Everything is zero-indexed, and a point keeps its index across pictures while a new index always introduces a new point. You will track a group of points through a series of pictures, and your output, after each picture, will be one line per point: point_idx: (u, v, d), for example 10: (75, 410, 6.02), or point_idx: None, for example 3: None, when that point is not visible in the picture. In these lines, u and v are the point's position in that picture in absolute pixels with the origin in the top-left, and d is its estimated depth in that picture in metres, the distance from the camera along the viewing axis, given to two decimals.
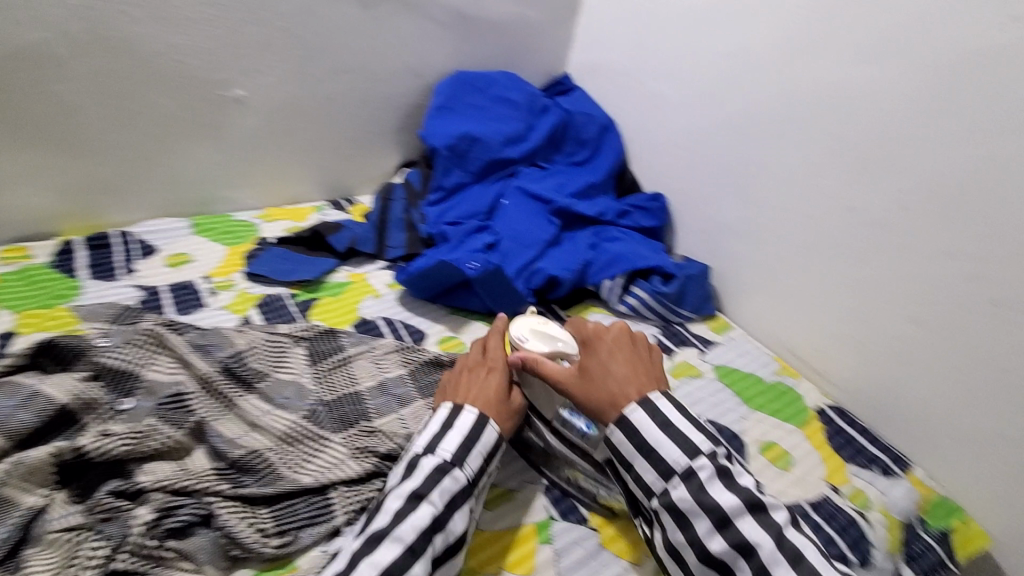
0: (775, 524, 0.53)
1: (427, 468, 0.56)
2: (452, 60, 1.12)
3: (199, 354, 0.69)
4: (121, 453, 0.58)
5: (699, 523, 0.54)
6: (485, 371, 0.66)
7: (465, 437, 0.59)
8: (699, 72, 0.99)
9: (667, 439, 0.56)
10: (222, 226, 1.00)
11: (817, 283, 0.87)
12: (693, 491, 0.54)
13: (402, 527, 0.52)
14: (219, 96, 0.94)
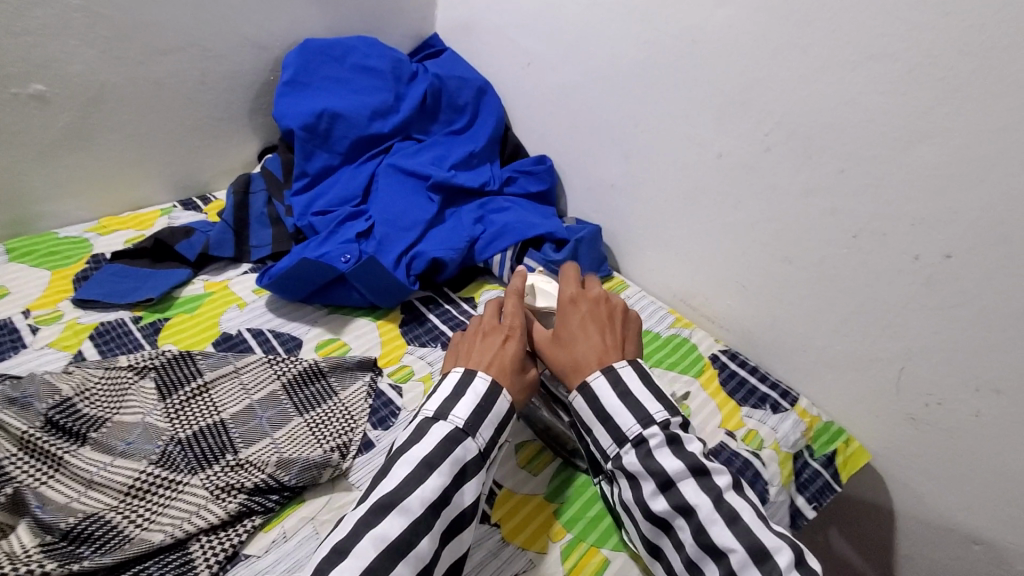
0: (715, 487, 0.53)
1: (439, 436, 0.53)
2: (300, 28, 1.00)
3: (12, 408, 0.58)
4: None
5: (646, 484, 0.55)
6: (494, 337, 0.61)
7: (478, 403, 0.55)
8: (566, 23, 0.94)
9: (625, 407, 0.56)
10: (45, 246, 0.85)
11: (700, 232, 0.88)
12: (642, 457, 0.55)
13: (407, 499, 0.49)
14: (14, 93, 0.78)
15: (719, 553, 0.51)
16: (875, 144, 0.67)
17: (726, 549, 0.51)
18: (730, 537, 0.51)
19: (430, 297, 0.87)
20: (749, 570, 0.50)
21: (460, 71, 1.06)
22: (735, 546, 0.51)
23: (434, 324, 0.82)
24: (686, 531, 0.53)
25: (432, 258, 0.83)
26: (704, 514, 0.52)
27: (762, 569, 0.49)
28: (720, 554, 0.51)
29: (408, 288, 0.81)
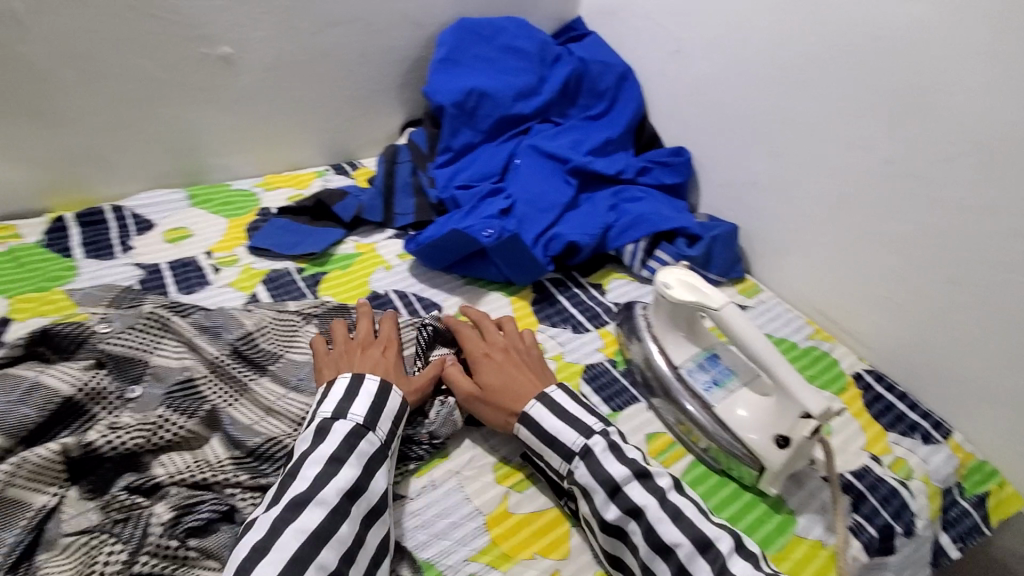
0: (659, 488, 0.53)
1: (342, 433, 0.53)
2: (454, 6, 1.03)
3: (205, 335, 0.65)
4: (135, 447, 0.55)
5: (596, 493, 0.54)
6: (374, 349, 0.63)
7: (373, 402, 0.56)
8: (727, 12, 0.91)
9: (563, 422, 0.57)
10: (221, 196, 0.94)
11: (852, 242, 0.82)
12: (591, 466, 0.55)
13: (325, 491, 0.49)
14: (205, 54, 0.86)
15: (667, 550, 0.50)
16: None
17: (672, 545, 0.50)
18: (677, 532, 0.51)
19: (561, 280, 0.88)
20: (696, 563, 0.49)
21: (603, 56, 1.05)
22: (681, 541, 0.50)
23: (564, 307, 0.83)
24: (638, 534, 0.52)
25: (570, 241, 0.84)
26: (655, 515, 0.52)
27: (707, 560, 0.49)
28: (668, 551, 0.50)
29: (543, 267, 0.83)
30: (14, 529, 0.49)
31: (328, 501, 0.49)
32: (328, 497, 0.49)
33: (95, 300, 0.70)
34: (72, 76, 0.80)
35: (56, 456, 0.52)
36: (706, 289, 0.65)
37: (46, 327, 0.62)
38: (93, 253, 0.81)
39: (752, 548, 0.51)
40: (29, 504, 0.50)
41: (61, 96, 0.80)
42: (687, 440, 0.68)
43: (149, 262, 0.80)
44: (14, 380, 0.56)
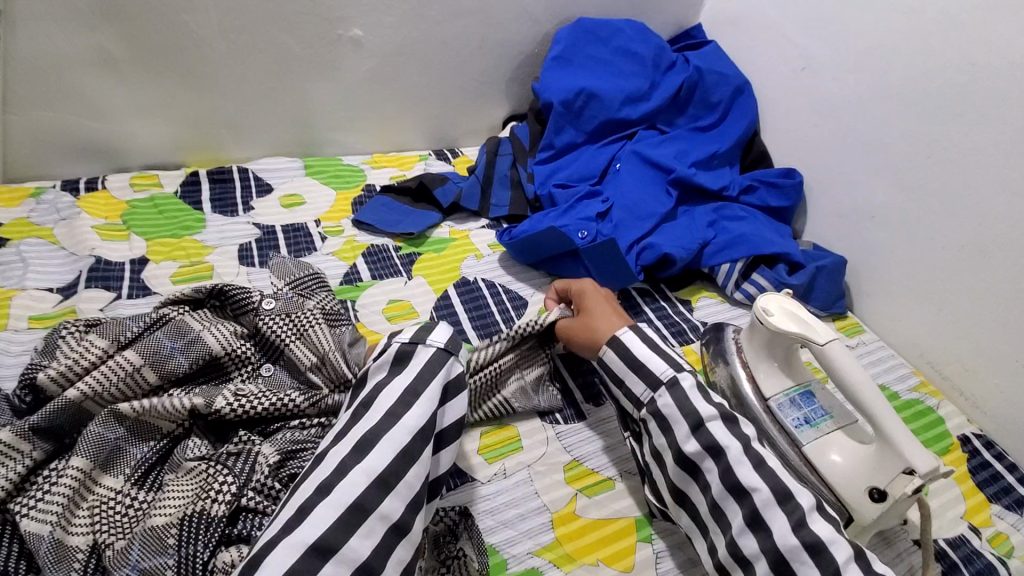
0: (744, 435, 0.53)
1: (392, 352, 0.55)
2: (575, 6, 1.03)
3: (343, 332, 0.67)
4: (257, 407, 0.59)
5: (678, 425, 0.54)
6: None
7: (422, 323, 0.57)
8: (868, 31, 0.85)
9: (655, 353, 0.59)
10: (333, 169, 1.00)
11: (979, 295, 0.75)
12: (676, 397, 0.55)
13: (395, 429, 0.50)
14: (338, 35, 0.92)
15: (742, 492, 0.50)
16: None
17: (750, 488, 0.50)
18: (756, 477, 0.50)
19: (648, 291, 0.86)
20: (772, 510, 0.48)
21: (721, 66, 1.02)
22: (759, 487, 0.49)
23: (649, 318, 0.82)
24: (713, 473, 0.52)
25: (664, 253, 0.82)
26: (735, 455, 0.51)
27: None
28: (743, 492, 0.50)
29: (634, 276, 0.82)
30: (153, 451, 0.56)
31: (397, 441, 0.49)
32: (397, 437, 0.49)
33: (284, 274, 0.72)
34: (221, 45, 0.87)
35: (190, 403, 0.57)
36: (812, 321, 0.61)
37: (221, 283, 0.66)
38: (218, 209, 0.88)
39: (832, 514, 0.50)
40: (157, 431, 0.58)
41: (208, 62, 0.88)
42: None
43: (266, 223, 0.87)
44: (182, 329, 0.61)
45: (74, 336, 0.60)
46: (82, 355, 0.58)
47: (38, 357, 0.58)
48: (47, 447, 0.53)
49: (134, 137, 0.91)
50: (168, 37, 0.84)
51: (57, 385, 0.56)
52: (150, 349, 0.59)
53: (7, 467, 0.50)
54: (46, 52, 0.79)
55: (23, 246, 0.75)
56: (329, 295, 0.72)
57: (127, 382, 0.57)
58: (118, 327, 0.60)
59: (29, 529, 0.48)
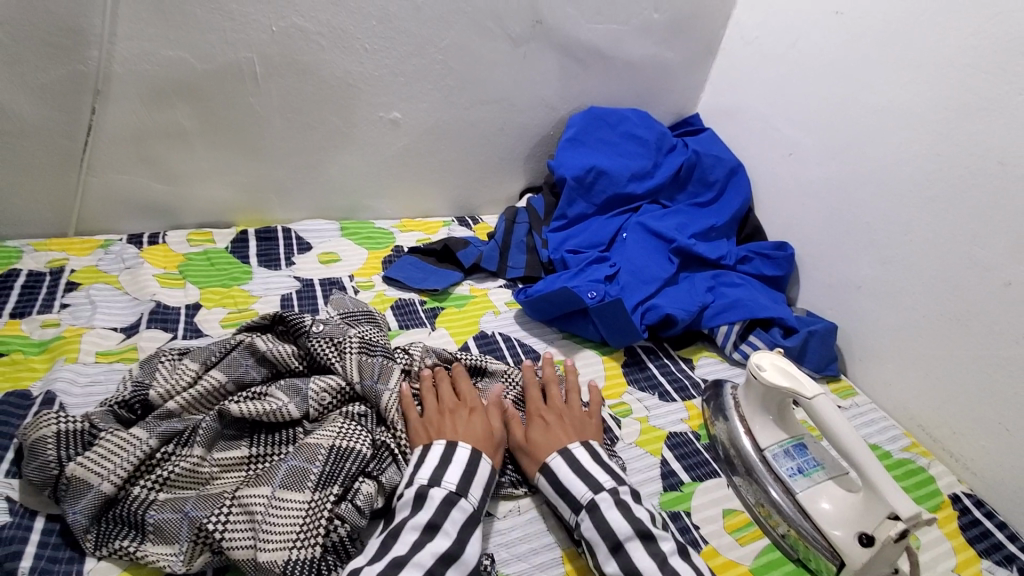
0: (660, 552, 0.56)
1: (437, 501, 0.56)
2: (587, 95, 1.17)
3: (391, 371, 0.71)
4: (314, 412, 0.67)
5: (599, 547, 0.57)
6: (461, 414, 0.66)
7: (465, 470, 0.60)
8: (844, 125, 0.97)
9: (576, 474, 0.62)
10: (366, 231, 1.11)
11: (961, 361, 0.82)
12: (595, 520, 0.58)
13: (419, 554, 0.52)
14: (379, 117, 1.05)
15: None
16: None
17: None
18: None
19: (652, 348, 0.93)
20: None
21: (717, 151, 1.14)
22: None
23: (653, 373, 0.88)
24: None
25: (667, 313, 0.90)
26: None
27: None
28: None
29: (638, 334, 0.89)
30: (242, 445, 0.64)
31: (423, 564, 0.52)
32: (423, 560, 0.52)
33: (341, 309, 0.81)
34: (280, 123, 1.00)
35: (267, 414, 0.65)
36: (801, 377, 0.67)
37: (282, 311, 0.75)
38: (264, 263, 0.98)
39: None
40: (239, 446, 0.64)
41: (266, 136, 1.01)
42: (764, 524, 0.68)
43: (306, 277, 0.96)
44: (252, 348, 0.71)
45: (168, 361, 0.69)
46: (179, 377, 0.67)
47: (139, 377, 0.68)
48: (157, 438, 0.60)
49: (193, 198, 1.03)
50: (234, 114, 0.97)
51: (162, 400, 0.65)
52: (232, 367, 0.69)
53: (119, 461, 0.57)
54: (131, 125, 0.92)
55: (92, 290, 0.85)
56: (370, 326, 0.79)
57: (214, 397, 0.67)
58: (206, 351, 0.70)
59: (148, 516, 0.55)
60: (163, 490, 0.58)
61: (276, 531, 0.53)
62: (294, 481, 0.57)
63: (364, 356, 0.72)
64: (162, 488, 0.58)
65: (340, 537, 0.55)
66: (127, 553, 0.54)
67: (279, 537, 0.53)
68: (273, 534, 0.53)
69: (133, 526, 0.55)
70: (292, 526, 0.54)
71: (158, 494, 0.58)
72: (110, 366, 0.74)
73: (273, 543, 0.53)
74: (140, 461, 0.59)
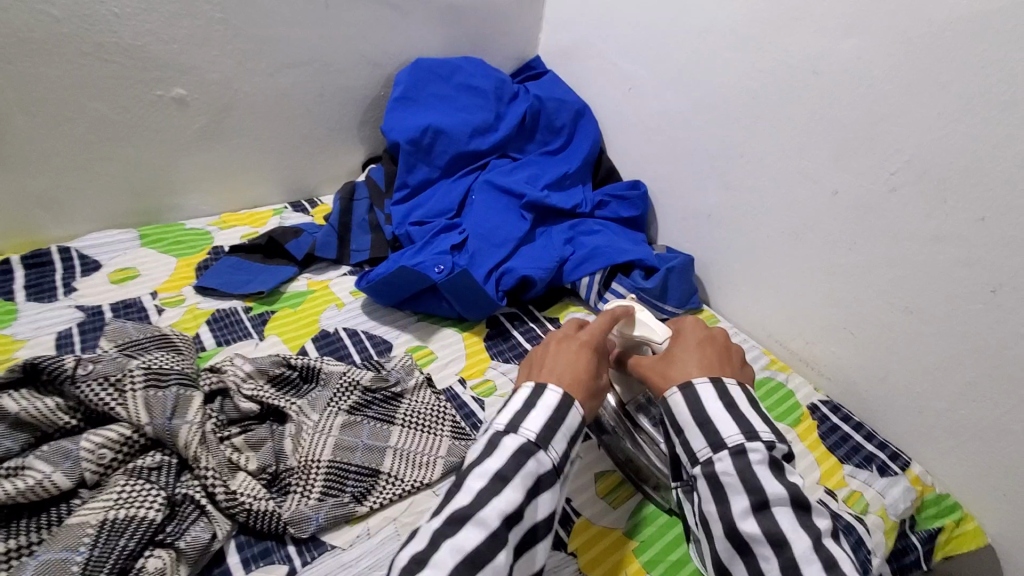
0: (814, 527, 0.45)
1: (511, 449, 0.47)
2: (413, 47, 1.05)
3: (192, 402, 0.59)
4: (92, 476, 0.54)
5: (738, 496, 0.47)
6: (569, 344, 0.57)
7: (550, 417, 0.50)
8: (675, 51, 0.93)
9: (729, 413, 0.50)
10: (174, 235, 0.94)
11: (805, 274, 0.83)
12: (738, 465, 0.47)
13: (484, 511, 0.44)
14: (160, 96, 0.87)
15: None
16: (1005, 194, 0.62)
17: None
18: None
19: (516, 314, 0.87)
20: None
21: (559, 94, 1.08)
22: None
23: (517, 342, 0.82)
24: (772, 562, 0.45)
25: (523, 276, 0.84)
26: (801, 552, 0.44)
27: None
28: None
29: (497, 303, 0.82)
30: None
31: (488, 523, 0.43)
32: (489, 518, 0.43)
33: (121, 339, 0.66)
34: (22, 118, 0.79)
35: (20, 495, 0.51)
36: (650, 324, 0.64)
37: (34, 357, 0.59)
38: (34, 296, 0.79)
39: None
40: None
41: (10, 137, 0.80)
42: (636, 480, 0.66)
43: (91, 304, 0.79)
44: None
45: None
46: None
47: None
48: None
49: None
50: None
51: None
52: None
53: None
54: None
55: None
56: (167, 352, 0.65)
57: None
58: None
59: None
60: None
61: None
62: None
63: (152, 392, 0.58)
64: None
65: None
66: None
67: None
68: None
69: None
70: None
71: None
72: None
73: None
74: None
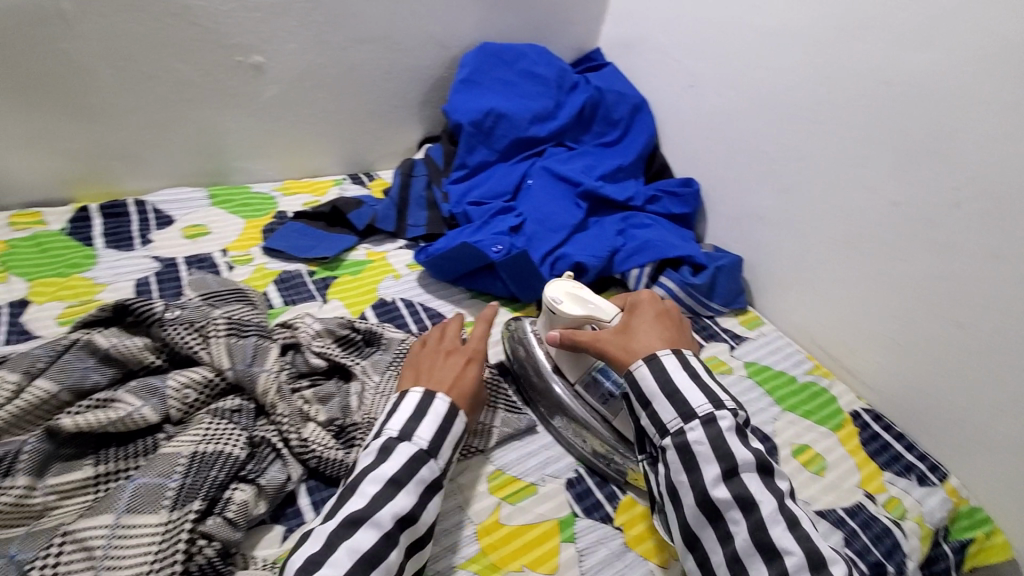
0: (778, 489, 0.52)
1: (406, 456, 0.51)
2: (479, 31, 1.07)
3: (269, 354, 0.62)
4: (177, 414, 0.57)
5: (710, 465, 0.52)
6: (457, 359, 0.60)
7: (441, 425, 0.54)
8: (741, 52, 0.94)
9: (695, 383, 0.55)
10: (241, 197, 0.97)
11: (854, 283, 0.84)
12: (710, 433, 0.53)
13: (381, 512, 0.48)
14: (238, 62, 0.90)
15: (774, 554, 0.49)
16: None
17: (784, 551, 0.49)
18: (791, 540, 0.49)
19: None
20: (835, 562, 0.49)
21: (619, 87, 1.09)
22: (793, 550, 0.49)
23: None
24: (741, 526, 0.50)
25: (577, 262, 0.86)
26: (766, 509, 0.50)
27: None
28: (775, 555, 0.49)
29: (550, 286, 0.85)
30: (85, 465, 0.54)
31: (383, 524, 0.48)
32: (383, 520, 0.48)
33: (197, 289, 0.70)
34: (109, 73, 0.83)
35: (115, 424, 0.55)
36: (593, 301, 0.67)
37: (126, 299, 0.63)
38: (113, 244, 0.84)
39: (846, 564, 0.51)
40: (83, 464, 0.54)
41: (97, 92, 0.84)
42: (587, 460, 0.66)
43: (166, 256, 0.83)
44: (90, 347, 0.59)
45: None
46: None
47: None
48: None
49: (13, 172, 0.84)
50: (46, 65, 0.79)
51: None
52: (67, 372, 0.57)
53: None
54: None
55: None
56: (243, 305, 0.69)
57: (45, 409, 0.56)
58: (29, 357, 0.57)
59: None
60: None
61: (124, 565, 0.45)
62: (147, 501, 0.49)
63: (233, 341, 0.62)
64: None
65: (208, 557, 0.48)
66: None
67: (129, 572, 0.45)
68: (120, 569, 0.45)
69: None
70: (144, 557, 0.46)
71: None
72: None
73: None
74: None
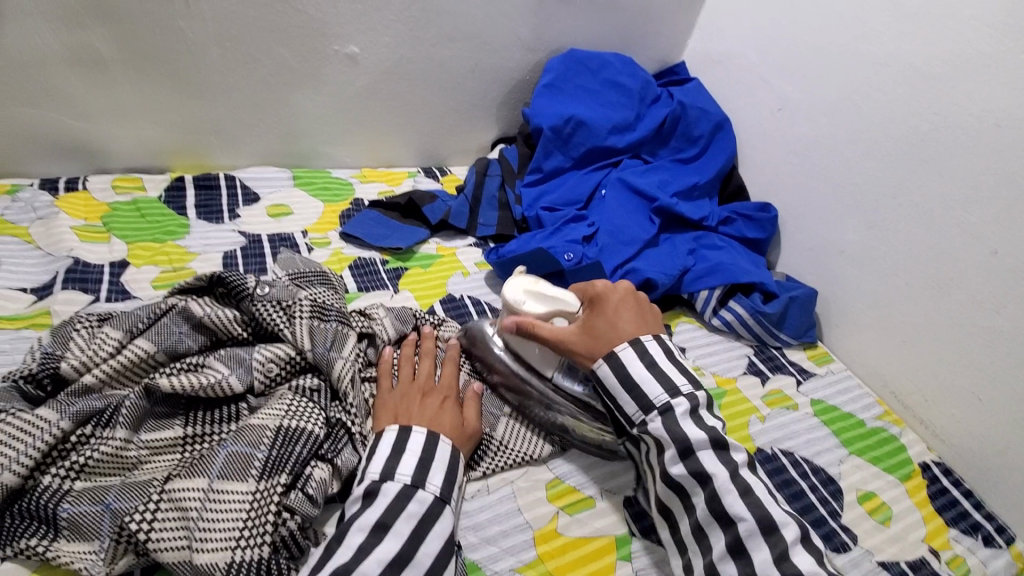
0: (733, 461, 0.54)
1: (389, 496, 0.50)
2: (567, 36, 1.07)
3: (347, 340, 0.64)
4: (259, 386, 0.60)
5: (667, 446, 0.56)
6: (433, 400, 0.60)
7: (420, 459, 0.53)
8: (839, 78, 0.90)
9: (651, 374, 0.58)
10: (322, 181, 1.01)
11: (938, 330, 0.80)
12: (667, 422, 0.56)
13: (365, 563, 0.46)
14: (334, 51, 0.93)
15: (729, 521, 0.52)
16: None
17: (735, 518, 0.51)
18: (742, 506, 0.51)
19: None
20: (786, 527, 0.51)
21: (703, 103, 1.07)
22: (746, 517, 0.51)
23: None
24: (699, 497, 0.54)
25: (646, 278, 0.85)
26: (719, 480, 0.53)
27: (769, 540, 0.50)
28: (729, 521, 0.51)
29: None
30: (176, 425, 0.57)
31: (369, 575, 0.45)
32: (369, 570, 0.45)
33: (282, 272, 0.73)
34: (216, 53, 0.87)
35: (207, 391, 0.57)
36: (555, 295, 0.68)
37: (221, 271, 0.65)
38: (204, 215, 0.88)
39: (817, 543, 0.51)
40: (174, 425, 0.57)
41: (204, 70, 0.88)
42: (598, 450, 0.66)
43: (251, 232, 0.87)
44: (187, 313, 0.62)
45: (86, 329, 0.60)
46: (98, 348, 0.58)
47: (50, 347, 0.59)
48: (70, 420, 0.52)
49: (120, 138, 0.90)
50: (162, 41, 0.83)
51: (78, 372, 0.57)
52: (163, 335, 0.61)
53: (25, 447, 0.49)
54: (34, 50, 0.79)
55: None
56: (323, 288, 0.71)
57: (141, 367, 0.59)
58: (132, 317, 0.61)
59: (61, 510, 0.49)
60: (80, 478, 0.51)
61: (217, 528, 0.48)
62: (235, 469, 0.52)
63: (315, 323, 0.64)
64: (78, 475, 0.51)
65: (289, 529, 0.51)
66: (36, 554, 0.47)
67: (220, 535, 0.48)
68: (213, 531, 0.48)
69: (44, 521, 0.49)
70: (235, 522, 0.49)
71: (73, 484, 0.51)
72: (20, 334, 0.66)
73: (212, 542, 0.48)
74: (52, 445, 0.51)
